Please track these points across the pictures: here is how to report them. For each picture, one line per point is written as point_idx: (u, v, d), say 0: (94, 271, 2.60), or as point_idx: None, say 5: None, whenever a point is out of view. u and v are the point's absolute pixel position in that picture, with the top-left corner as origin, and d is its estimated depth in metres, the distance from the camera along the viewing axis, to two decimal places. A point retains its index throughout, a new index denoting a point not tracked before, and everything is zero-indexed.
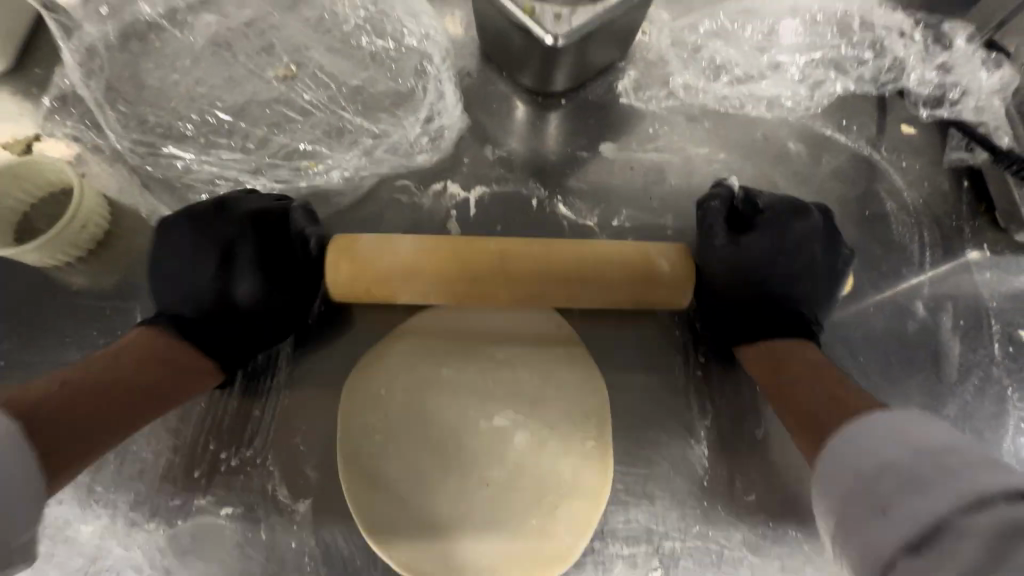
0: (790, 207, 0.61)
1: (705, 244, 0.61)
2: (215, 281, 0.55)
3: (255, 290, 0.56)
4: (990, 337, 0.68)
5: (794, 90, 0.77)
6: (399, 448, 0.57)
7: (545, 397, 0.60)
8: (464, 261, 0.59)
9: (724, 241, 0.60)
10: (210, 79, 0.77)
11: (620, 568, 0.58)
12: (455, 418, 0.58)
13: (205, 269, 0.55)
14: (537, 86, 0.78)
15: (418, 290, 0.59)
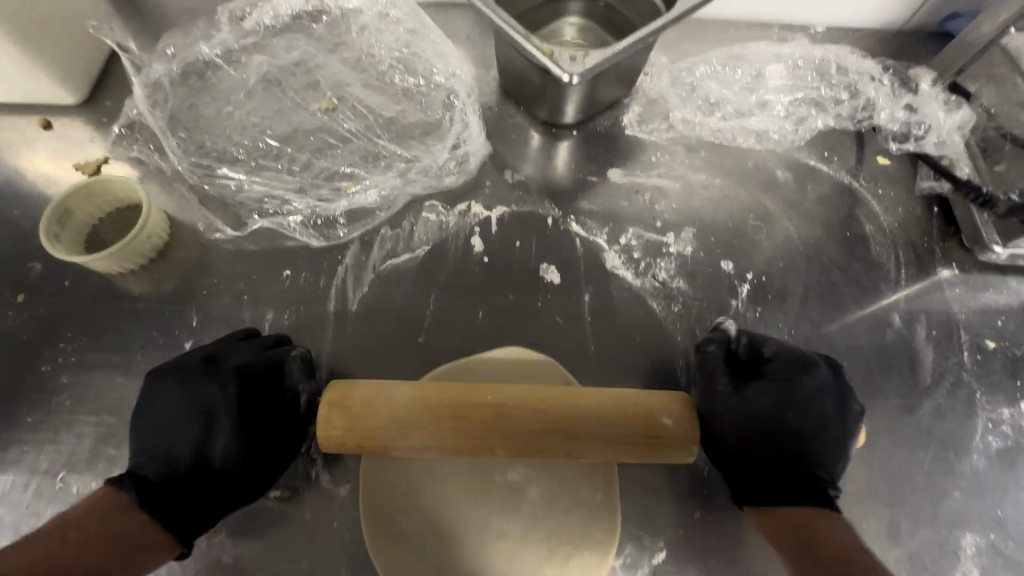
0: (800, 359, 0.61)
1: (709, 391, 0.62)
2: (197, 440, 0.53)
3: (231, 450, 0.53)
4: (960, 345, 0.75)
5: (781, 125, 0.87)
6: (437, 488, 0.62)
7: (563, 436, 0.66)
8: (455, 419, 0.57)
9: (726, 392, 0.61)
10: (260, 109, 0.87)
11: (629, 549, 0.62)
12: (485, 458, 0.64)
13: (189, 426, 0.53)
14: (551, 118, 0.88)
15: (416, 445, 0.56)
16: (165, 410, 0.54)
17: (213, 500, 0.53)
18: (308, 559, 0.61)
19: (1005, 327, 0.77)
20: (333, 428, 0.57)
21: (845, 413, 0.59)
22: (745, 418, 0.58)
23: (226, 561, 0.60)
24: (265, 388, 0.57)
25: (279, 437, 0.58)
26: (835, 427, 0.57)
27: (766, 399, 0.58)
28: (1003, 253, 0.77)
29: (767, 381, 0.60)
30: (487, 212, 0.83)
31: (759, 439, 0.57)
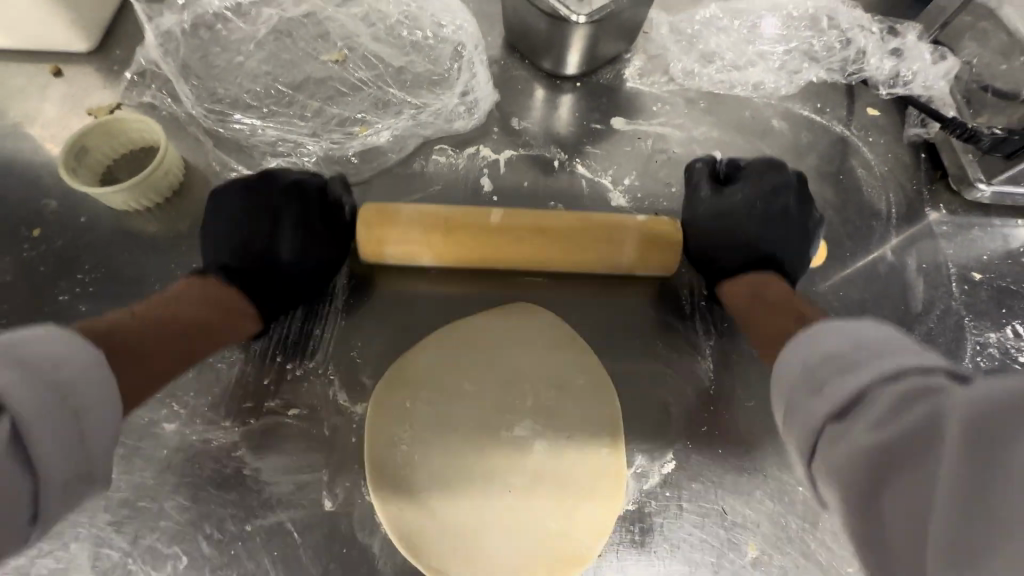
0: (769, 164, 0.71)
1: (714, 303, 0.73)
2: (268, 242, 0.64)
3: (296, 248, 0.65)
4: (949, 277, 0.79)
5: (776, 77, 0.91)
6: (438, 490, 0.61)
7: (569, 431, 0.64)
8: (478, 247, 0.67)
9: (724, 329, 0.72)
10: (271, 59, 0.89)
11: (640, 459, 0.65)
12: (492, 453, 0.62)
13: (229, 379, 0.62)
14: (555, 70, 0.90)
15: (408, 251, 0.68)
16: (225, 219, 0.65)
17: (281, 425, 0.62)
18: (329, 471, 0.62)
19: (990, 261, 0.81)
20: (368, 240, 0.68)
21: (806, 214, 0.69)
22: (748, 241, 0.67)
23: (248, 475, 0.61)
24: (327, 223, 0.68)
25: (340, 257, 0.69)
26: (798, 224, 0.68)
27: (753, 220, 0.68)
28: (988, 190, 0.82)
29: (740, 184, 0.71)
30: (496, 156, 0.85)
31: (715, 228, 0.69)
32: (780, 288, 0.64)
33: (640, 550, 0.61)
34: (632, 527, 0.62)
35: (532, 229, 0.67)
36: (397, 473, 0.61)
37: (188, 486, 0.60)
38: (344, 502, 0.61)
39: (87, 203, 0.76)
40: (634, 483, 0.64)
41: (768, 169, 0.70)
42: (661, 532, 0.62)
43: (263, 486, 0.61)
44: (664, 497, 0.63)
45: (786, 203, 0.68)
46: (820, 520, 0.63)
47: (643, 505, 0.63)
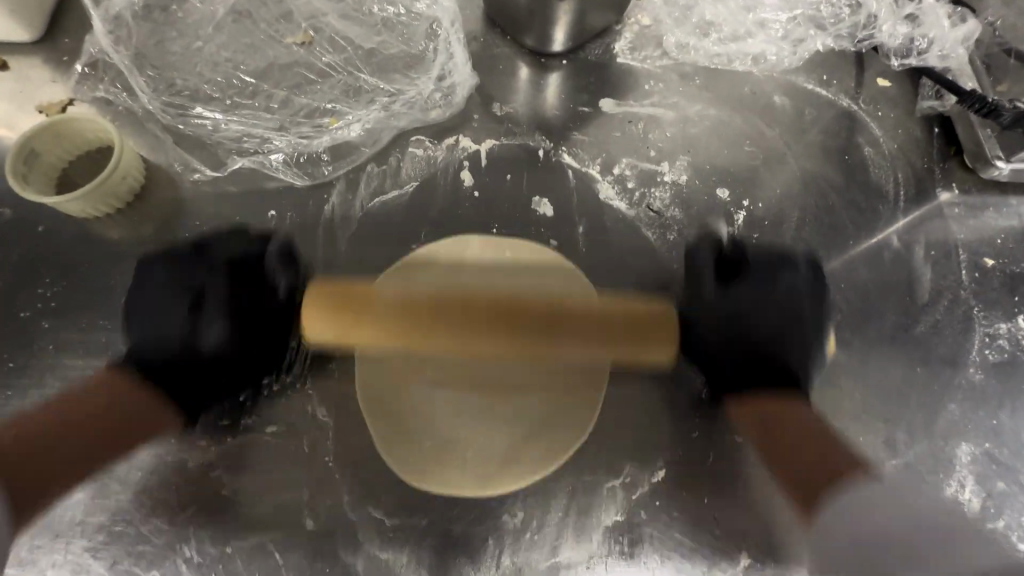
0: (781, 258, 0.64)
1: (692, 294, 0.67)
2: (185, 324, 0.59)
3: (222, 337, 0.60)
4: (959, 265, 0.75)
5: (778, 46, 0.83)
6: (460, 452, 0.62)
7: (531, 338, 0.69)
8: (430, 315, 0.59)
9: (712, 297, 0.64)
10: (232, 45, 0.81)
11: (630, 467, 0.62)
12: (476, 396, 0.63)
13: (177, 308, 0.60)
14: (539, 46, 0.83)
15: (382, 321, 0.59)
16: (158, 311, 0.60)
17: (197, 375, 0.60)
18: (309, 489, 0.60)
19: (1004, 246, 0.76)
20: (332, 331, 0.59)
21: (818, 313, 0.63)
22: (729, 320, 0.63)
23: (226, 495, 0.60)
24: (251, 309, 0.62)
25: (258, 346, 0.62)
26: (811, 325, 0.62)
27: (761, 320, 0.62)
28: (1006, 168, 0.76)
29: (747, 281, 0.64)
30: (476, 147, 0.80)
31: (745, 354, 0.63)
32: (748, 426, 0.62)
33: (629, 561, 0.59)
34: (621, 538, 0.60)
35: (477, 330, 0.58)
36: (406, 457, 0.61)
37: (166, 506, 0.59)
38: (325, 521, 0.59)
39: (47, 211, 0.73)
40: (623, 493, 0.61)
41: (779, 274, 0.63)
42: (651, 543, 0.60)
43: (242, 506, 0.59)
44: (654, 506, 0.61)
45: (798, 306, 0.62)
46: None
47: (632, 515, 0.60)
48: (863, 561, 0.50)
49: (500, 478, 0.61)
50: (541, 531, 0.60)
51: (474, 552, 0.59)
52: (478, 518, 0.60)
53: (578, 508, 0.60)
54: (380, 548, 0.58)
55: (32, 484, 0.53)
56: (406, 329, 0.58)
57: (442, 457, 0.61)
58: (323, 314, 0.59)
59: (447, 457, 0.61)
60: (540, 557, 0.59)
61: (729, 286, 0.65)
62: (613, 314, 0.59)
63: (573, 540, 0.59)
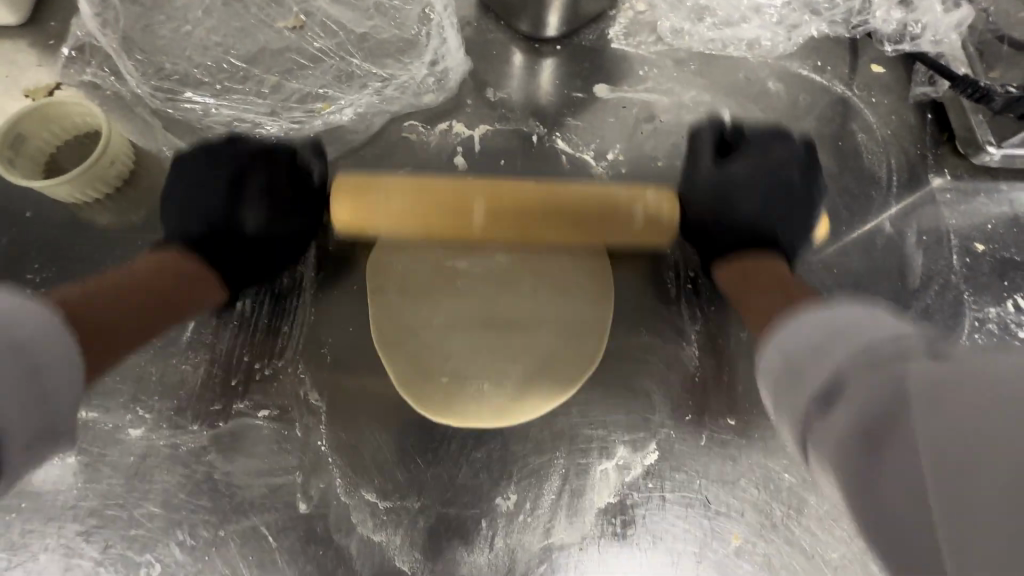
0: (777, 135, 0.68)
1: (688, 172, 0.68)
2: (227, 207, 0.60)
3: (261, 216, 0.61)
4: (950, 250, 0.75)
5: (773, 31, 0.83)
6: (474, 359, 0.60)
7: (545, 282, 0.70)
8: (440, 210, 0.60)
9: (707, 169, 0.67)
10: (222, 29, 0.79)
11: (622, 451, 0.62)
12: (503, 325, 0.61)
13: (194, 303, 0.58)
14: (533, 31, 0.83)
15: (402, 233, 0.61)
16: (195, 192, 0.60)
17: (199, 371, 0.58)
18: (302, 473, 0.60)
19: (994, 231, 0.76)
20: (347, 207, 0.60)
21: (812, 195, 0.64)
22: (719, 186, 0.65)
23: (219, 479, 0.60)
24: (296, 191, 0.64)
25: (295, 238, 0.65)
26: (801, 194, 0.63)
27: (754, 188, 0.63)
28: (997, 154, 0.76)
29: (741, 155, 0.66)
30: (470, 132, 0.80)
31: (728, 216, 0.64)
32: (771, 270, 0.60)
33: (621, 542, 0.60)
34: (613, 520, 0.60)
35: (507, 222, 0.60)
36: (419, 384, 0.60)
37: (159, 491, 0.59)
38: (319, 504, 0.59)
39: (36, 196, 0.72)
40: (616, 476, 0.61)
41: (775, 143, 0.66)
42: (643, 524, 0.60)
43: (235, 489, 0.59)
44: (646, 489, 0.61)
45: (784, 160, 0.64)
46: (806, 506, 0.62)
47: (625, 497, 0.61)
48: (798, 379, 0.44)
49: (518, 408, 0.59)
50: (534, 514, 0.60)
51: (468, 535, 0.59)
52: (471, 502, 0.60)
53: (571, 490, 0.61)
54: (374, 531, 0.59)
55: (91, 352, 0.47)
56: (448, 212, 0.60)
57: (458, 385, 0.60)
58: (345, 198, 0.60)
59: (460, 383, 0.60)
60: (533, 539, 0.59)
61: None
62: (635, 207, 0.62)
63: (566, 522, 0.60)
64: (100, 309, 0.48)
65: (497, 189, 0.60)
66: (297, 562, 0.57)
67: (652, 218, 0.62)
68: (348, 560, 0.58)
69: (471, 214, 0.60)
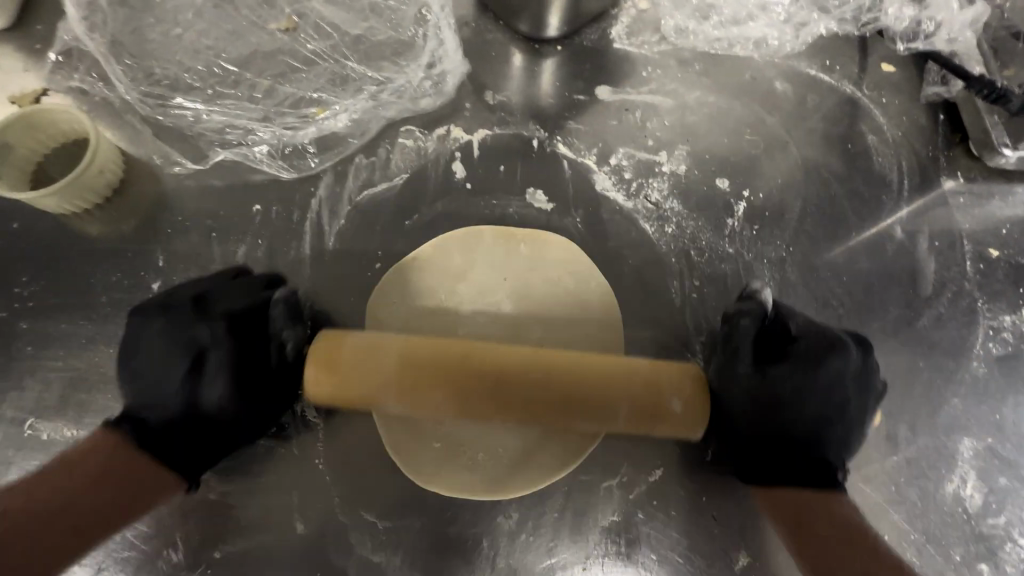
0: None
1: None
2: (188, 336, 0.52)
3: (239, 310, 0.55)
4: (963, 256, 0.73)
5: (780, 30, 0.81)
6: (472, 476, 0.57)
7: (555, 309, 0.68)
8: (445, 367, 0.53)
9: None
10: (213, 32, 0.77)
11: (627, 467, 0.61)
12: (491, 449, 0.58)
13: (175, 370, 0.52)
14: (533, 31, 0.80)
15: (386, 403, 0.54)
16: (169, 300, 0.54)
17: (198, 446, 0.53)
18: (299, 492, 0.59)
19: (1009, 236, 0.74)
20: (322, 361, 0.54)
21: None
22: None
23: (213, 499, 0.58)
24: None
25: None
26: None
27: None
28: (1013, 156, 0.74)
29: None
30: (468, 137, 0.77)
31: None
32: (804, 302, 0.58)
33: (626, 561, 0.58)
34: (618, 538, 0.59)
35: (500, 376, 0.54)
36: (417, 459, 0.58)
37: (152, 511, 0.58)
38: (316, 525, 0.58)
39: (23, 207, 0.71)
40: (620, 493, 0.60)
41: None
42: (648, 542, 0.59)
43: (230, 510, 0.58)
44: (651, 506, 0.60)
45: None
46: None
47: (630, 515, 0.59)
48: (811, 512, 0.53)
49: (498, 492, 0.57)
50: (536, 533, 0.58)
51: (469, 555, 0.58)
52: (471, 520, 0.59)
53: (574, 508, 0.59)
54: (372, 552, 0.57)
55: (48, 549, 0.46)
56: (451, 356, 0.54)
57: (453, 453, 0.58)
58: None
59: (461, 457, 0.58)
60: (534, 558, 0.58)
61: (765, 360, 0.56)
62: (647, 377, 0.55)
63: (569, 541, 0.58)
64: (45, 508, 0.47)
65: (501, 376, 0.54)
66: None
67: (656, 387, 0.55)
68: None
69: (476, 378, 0.53)
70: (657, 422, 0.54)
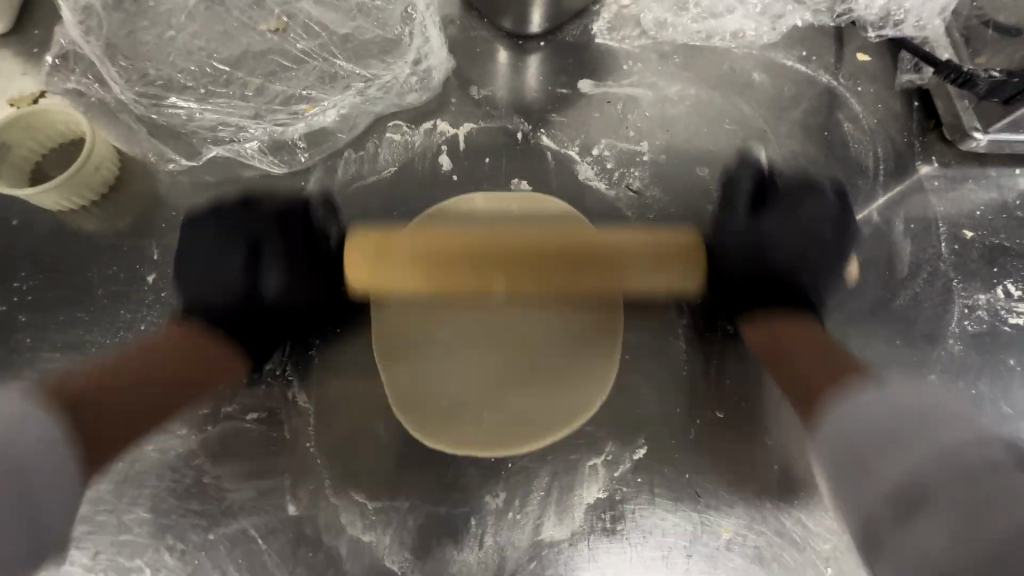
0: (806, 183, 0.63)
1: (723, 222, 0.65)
2: None
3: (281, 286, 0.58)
4: (939, 237, 0.75)
5: (757, 23, 0.83)
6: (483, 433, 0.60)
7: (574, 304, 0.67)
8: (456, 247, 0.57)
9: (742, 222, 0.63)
10: (206, 33, 0.79)
11: (611, 446, 0.62)
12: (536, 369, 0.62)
13: None
14: (517, 28, 0.82)
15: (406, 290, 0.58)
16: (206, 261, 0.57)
17: None
18: (291, 475, 0.60)
19: (983, 217, 0.76)
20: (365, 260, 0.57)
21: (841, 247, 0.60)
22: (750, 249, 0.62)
23: (208, 482, 0.60)
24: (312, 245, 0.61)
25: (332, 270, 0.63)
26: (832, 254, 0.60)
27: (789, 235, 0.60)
28: (984, 139, 0.75)
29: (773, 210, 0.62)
30: (455, 130, 0.80)
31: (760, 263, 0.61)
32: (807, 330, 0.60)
33: (612, 538, 0.59)
34: (604, 515, 0.60)
35: (523, 248, 0.57)
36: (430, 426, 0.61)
37: (148, 496, 0.59)
38: (308, 506, 0.59)
39: (22, 204, 0.72)
40: (605, 471, 0.61)
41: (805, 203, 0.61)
42: (633, 519, 0.60)
43: (223, 493, 0.60)
44: (635, 483, 0.61)
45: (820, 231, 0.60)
46: (797, 498, 0.61)
47: (615, 492, 0.61)
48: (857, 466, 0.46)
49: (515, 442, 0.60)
50: (524, 511, 0.60)
51: (458, 535, 0.59)
52: (458, 499, 0.60)
53: (560, 487, 0.61)
54: (363, 532, 0.59)
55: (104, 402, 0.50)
56: (449, 246, 0.57)
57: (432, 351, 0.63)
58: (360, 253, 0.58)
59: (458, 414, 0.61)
60: (520, 535, 0.59)
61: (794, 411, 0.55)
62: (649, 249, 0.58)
63: (556, 518, 0.60)
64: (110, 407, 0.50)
65: (505, 247, 0.57)
66: (287, 565, 0.58)
67: (665, 255, 0.57)
68: (337, 562, 0.58)
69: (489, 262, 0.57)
70: (646, 351, 0.60)
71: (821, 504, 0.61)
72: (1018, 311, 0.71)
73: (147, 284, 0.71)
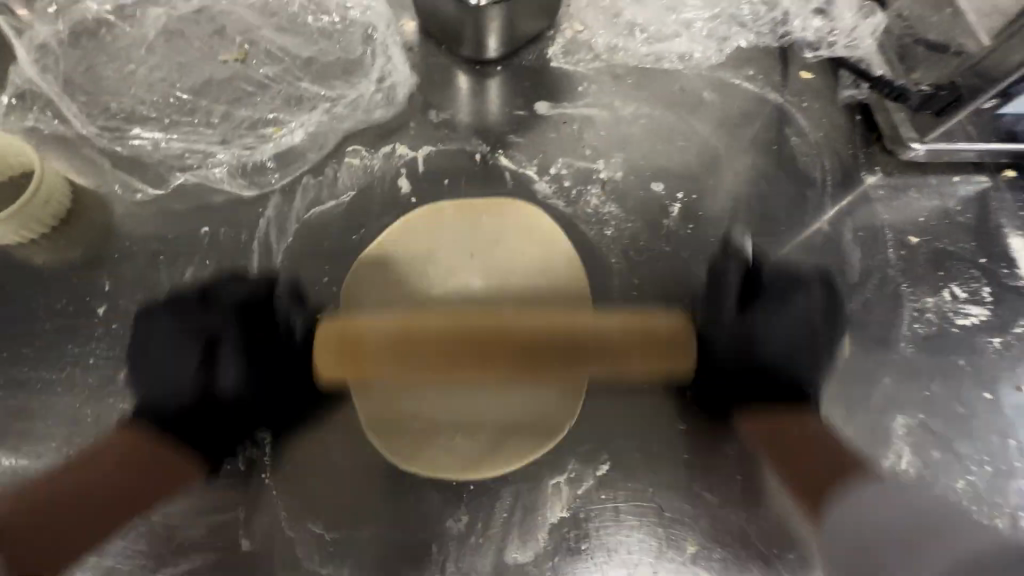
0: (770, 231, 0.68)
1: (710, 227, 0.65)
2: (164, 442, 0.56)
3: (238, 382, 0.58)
4: (886, 244, 0.77)
5: (703, 46, 0.87)
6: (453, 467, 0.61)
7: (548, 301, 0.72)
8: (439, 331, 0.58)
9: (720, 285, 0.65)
10: (164, 65, 0.80)
11: (573, 464, 0.62)
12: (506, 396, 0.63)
13: None
14: (475, 54, 0.84)
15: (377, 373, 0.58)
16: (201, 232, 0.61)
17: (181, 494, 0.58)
18: (245, 508, 0.60)
19: (927, 223, 0.79)
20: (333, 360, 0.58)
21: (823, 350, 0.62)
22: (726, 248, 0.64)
23: (155, 521, 0.59)
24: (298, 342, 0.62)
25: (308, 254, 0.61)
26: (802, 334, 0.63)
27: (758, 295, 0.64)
28: (922, 149, 0.79)
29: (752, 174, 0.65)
30: (414, 153, 0.80)
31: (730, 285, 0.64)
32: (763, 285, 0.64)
33: (576, 557, 0.60)
34: (569, 535, 0.60)
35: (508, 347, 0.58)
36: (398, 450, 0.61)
37: None
38: (262, 539, 0.59)
39: None
40: (569, 489, 0.61)
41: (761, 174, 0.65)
42: (598, 536, 0.60)
43: (172, 532, 0.59)
44: (599, 501, 0.61)
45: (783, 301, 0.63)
46: (760, 508, 0.63)
47: (578, 511, 0.61)
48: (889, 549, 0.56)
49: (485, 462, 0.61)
50: (486, 534, 0.60)
51: (418, 562, 0.59)
52: (419, 525, 0.60)
53: (524, 506, 0.61)
54: (320, 564, 0.59)
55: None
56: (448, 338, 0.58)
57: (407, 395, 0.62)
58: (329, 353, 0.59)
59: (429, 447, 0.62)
60: (481, 559, 0.59)
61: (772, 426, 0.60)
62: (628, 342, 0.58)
63: (517, 540, 0.60)
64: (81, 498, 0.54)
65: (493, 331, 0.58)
66: None
67: None
68: None
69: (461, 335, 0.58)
70: None
71: (778, 512, 0.62)
72: (965, 312, 0.73)
73: (98, 316, 0.69)
